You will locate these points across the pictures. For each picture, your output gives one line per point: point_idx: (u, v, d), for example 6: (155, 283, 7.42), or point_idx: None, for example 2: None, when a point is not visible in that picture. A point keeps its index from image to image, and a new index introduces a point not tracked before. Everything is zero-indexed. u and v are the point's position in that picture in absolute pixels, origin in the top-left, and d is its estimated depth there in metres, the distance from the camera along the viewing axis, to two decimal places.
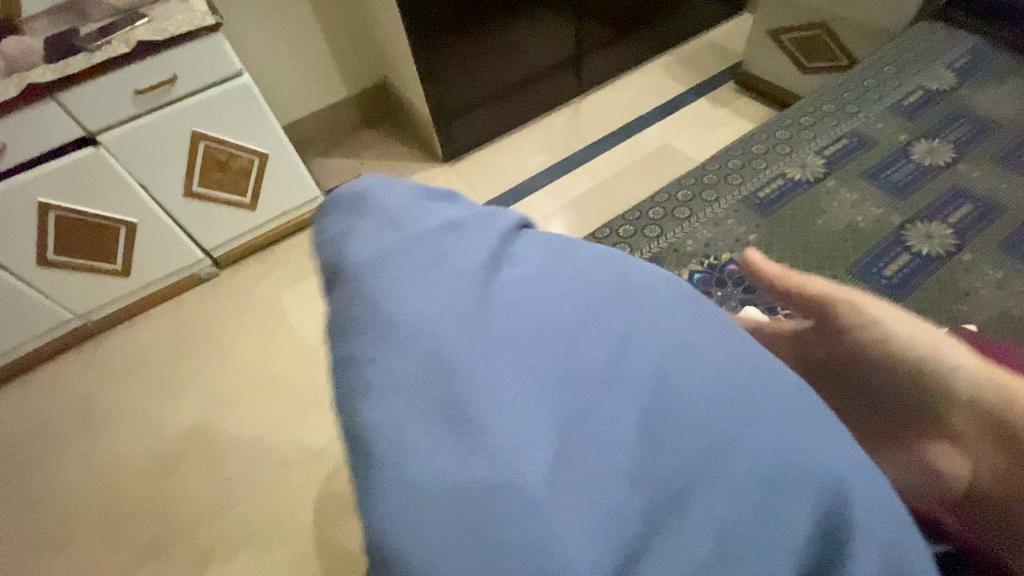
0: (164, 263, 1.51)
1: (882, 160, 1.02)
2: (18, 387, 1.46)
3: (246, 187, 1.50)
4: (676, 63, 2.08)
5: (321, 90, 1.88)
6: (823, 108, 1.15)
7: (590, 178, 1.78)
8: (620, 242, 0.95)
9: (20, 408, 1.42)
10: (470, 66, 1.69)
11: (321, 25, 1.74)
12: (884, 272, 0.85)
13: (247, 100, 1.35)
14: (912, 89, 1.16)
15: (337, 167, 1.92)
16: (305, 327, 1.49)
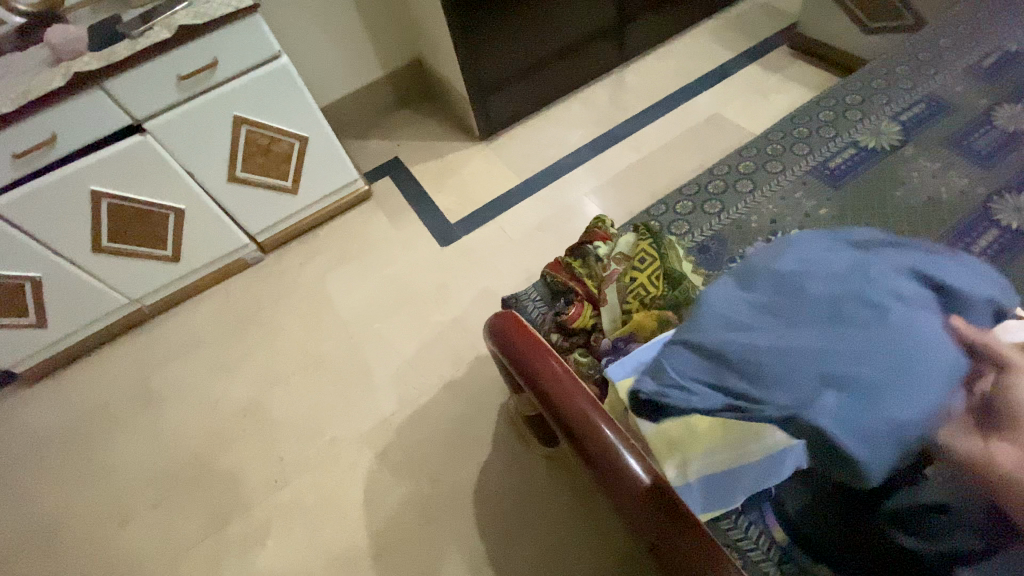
0: (212, 248, 1.54)
1: (966, 124, 0.94)
2: (82, 368, 1.53)
3: (287, 171, 1.50)
4: (723, 27, 1.96)
5: (357, 70, 1.86)
6: (897, 69, 1.06)
7: (632, 153, 1.71)
8: (678, 219, 0.89)
9: (85, 388, 1.49)
10: (507, 40, 1.63)
11: (355, 3, 1.70)
12: (972, 249, 0.78)
13: (286, 83, 1.34)
14: (999, 45, 1.05)
15: (374, 148, 1.91)
16: (349, 310, 1.49)
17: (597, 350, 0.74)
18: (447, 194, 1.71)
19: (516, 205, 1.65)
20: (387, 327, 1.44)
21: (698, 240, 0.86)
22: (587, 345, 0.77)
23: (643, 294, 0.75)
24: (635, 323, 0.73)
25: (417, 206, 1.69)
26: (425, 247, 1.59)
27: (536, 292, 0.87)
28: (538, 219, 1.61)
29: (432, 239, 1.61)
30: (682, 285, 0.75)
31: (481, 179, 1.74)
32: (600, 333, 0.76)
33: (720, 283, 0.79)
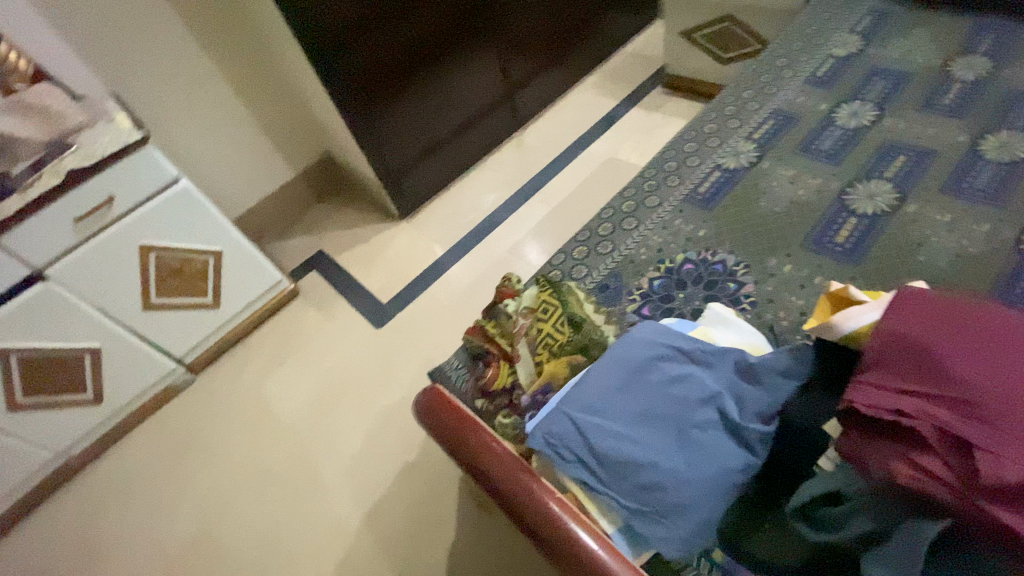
0: (137, 380, 1.47)
1: (810, 132, 1.04)
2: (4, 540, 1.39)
3: (206, 287, 1.48)
4: (605, 79, 2.15)
5: (268, 175, 1.89)
6: (744, 93, 1.18)
7: (546, 205, 1.80)
8: (577, 264, 0.94)
9: (8, 563, 1.34)
10: (405, 123, 1.72)
11: (254, 115, 1.77)
12: (836, 240, 0.85)
13: (190, 204, 1.35)
14: (825, 57, 1.19)
15: (298, 246, 1.92)
16: (290, 414, 1.45)
17: (519, 408, 0.73)
18: (375, 276, 1.73)
19: (444, 274, 1.69)
20: (331, 423, 1.40)
21: (597, 281, 0.90)
22: (510, 405, 0.75)
23: (551, 342, 0.76)
24: (549, 373, 0.73)
25: (347, 295, 1.70)
26: (360, 333, 1.58)
27: (456, 361, 0.86)
28: (466, 283, 1.64)
29: (366, 324, 1.60)
30: (585, 327, 0.76)
31: (406, 255, 1.77)
32: (519, 390, 0.74)
33: (622, 317, 0.84)
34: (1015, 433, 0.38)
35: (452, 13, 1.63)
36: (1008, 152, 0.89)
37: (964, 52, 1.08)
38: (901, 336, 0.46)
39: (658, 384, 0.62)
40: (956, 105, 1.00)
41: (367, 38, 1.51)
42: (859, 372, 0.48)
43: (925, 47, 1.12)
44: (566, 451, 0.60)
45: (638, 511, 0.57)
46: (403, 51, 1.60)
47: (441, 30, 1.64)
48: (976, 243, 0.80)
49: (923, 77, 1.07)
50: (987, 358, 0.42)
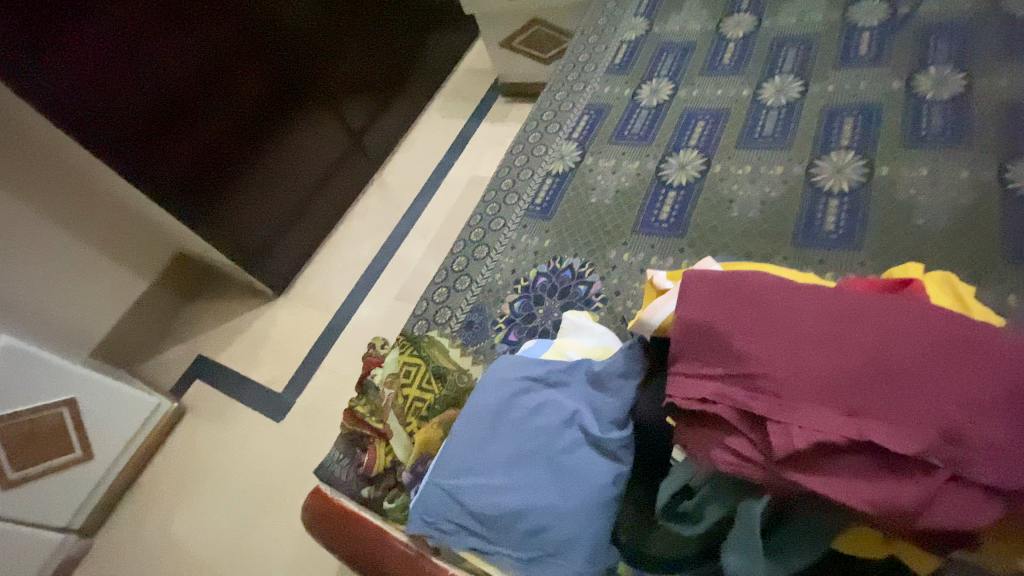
0: (19, 571, 1.29)
1: (621, 117, 1.09)
2: None
3: (71, 442, 1.33)
4: (447, 102, 2.16)
5: (116, 296, 1.72)
6: (558, 95, 1.22)
7: (422, 240, 1.78)
8: (439, 309, 0.92)
9: None
10: (250, 201, 1.63)
11: (81, 239, 1.59)
12: (662, 217, 0.90)
13: (16, 359, 1.19)
14: (619, 44, 1.26)
15: (175, 359, 1.76)
16: (214, 544, 1.35)
17: (403, 486, 0.69)
18: (265, 365, 1.63)
19: (338, 341, 1.62)
20: (258, 538, 1.32)
21: (462, 320, 0.89)
22: (397, 484, 0.71)
23: (420, 406, 0.73)
24: (422, 441, 0.69)
25: (240, 395, 1.58)
26: (265, 432, 1.49)
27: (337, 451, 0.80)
28: (361, 344, 1.59)
29: (268, 420, 1.51)
30: (450, 379, 0.74)
31: (293, 333, 1.68)
32: (400, 465, 0.71)
33: (492, 350, 0.83)
34: (795, 398, 0.41)
35: (262, 77, 1.56)
36: (782, 96, 0.98)
37: (729, 12, 1.18)
38: (694, 321, 0.48)
39: (518, 422, 0.62)
40: (734, 63, 1.09)
41: (175, 131, 1.40)
42: (672, 366, 0.49)
43: (697, 16, 1.22)
44: (448, 523, 0.59)
45: (530, 558, 0.56)
46: (220, 133, 1.50)
47: (256, 97, 1.56)
48: (776, 185, 0.87)
49: (702, 43, 1.16)
50: (763, 328, 0.45)
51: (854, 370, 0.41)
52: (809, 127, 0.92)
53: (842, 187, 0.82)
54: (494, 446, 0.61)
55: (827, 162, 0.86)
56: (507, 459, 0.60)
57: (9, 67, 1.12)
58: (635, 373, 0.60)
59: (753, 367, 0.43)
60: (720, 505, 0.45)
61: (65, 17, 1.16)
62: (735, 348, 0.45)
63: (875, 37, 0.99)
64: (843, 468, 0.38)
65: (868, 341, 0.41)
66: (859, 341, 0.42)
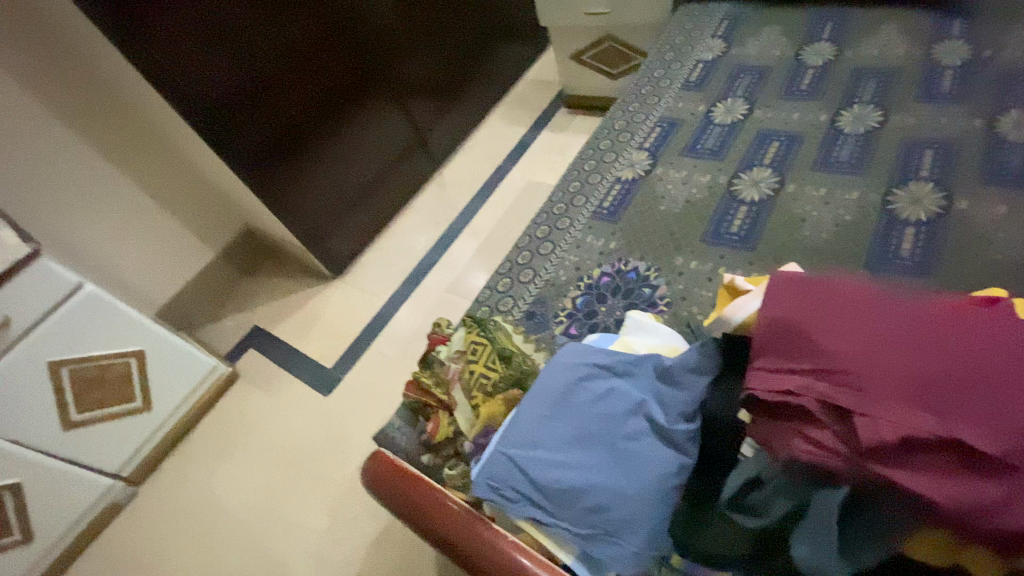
0: (72, 508, 1.37)
1: (693, 133, 1.12)
2: None
3: (132, 391, 1.41)
4: (509, 109, 2.23)
5: (185, 263, 1.82)
6: (630, 107, 1.26)
7: (475, 238, 1.83)
8: (502, 297, 0.96)
9: None
10: (318, 183, 1.71)
11: (161, 204, 1.71)
12: (731, 230, 0.91)
13: (98, 307, 1.28)
14: (694, 63, 1.29)
15: (230, 327, 1.85)
16: (252, 505, 1.40)
17: (464, 456, 0.72)
18: (315, 342, 1.70)
19: (386, 327, 1.68)
20: (294, 504, 1.37)
21: (525, 309, 0.92)
22: (457, 454, 0.75)
23: (485, 382, 0.76)
24: (487, 415, 0.73)
25: (289, 368, 1.66)
26: (310, 405, 1.55)
27: (398, 419, 0.84)
28: (408, 331, 1.64)
29: (314, 394, 1.57)
30: (515, 360, 0.77)
31: (344, 315, 1.74)
32: (462, 437, 0.74)
33: (552, 340, 0.86)
34: (885, 395, 0.42)
35: (343, 68, 1.65)
36: (861, 124, 0.99)
37: (810, 40, 1.20)
38: (782, 318, 0.50)
39: (585, 405, 0.64)
40: (812, 89, 1.10)
41: (260, 108, 1.49)
42: (756, 359, 0.51)
43: (776, 42, 1.24)
44: (511, 491, 0.61)
45: (588, 535, 0.58)
46: (300, 116, 1.60)
47: (335, 86, 1.65)
48: (851, 210, 0.88)
49: (779, 68, 1.18)
50: (852, 330, 0.47)
51: (947, 374, 0.41)
52: (888, 156, 0.92)
53: (920, 217, 0.82)
54: (560, 424, 0.63)
55: (904, 191, 0.86)
56: (572, 439, 0.62)
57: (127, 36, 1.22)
58: (707, 370, 0.61)
59: (843, 363, 0.45)
60: (791, 497, 0.46)
61: None
62: (824, 346, 0.47)
63: (962, 74, 0.99)
64: (931, 465, 0.39)
65: (962, 348, 0.42)
66: (954, 347, 0.42)
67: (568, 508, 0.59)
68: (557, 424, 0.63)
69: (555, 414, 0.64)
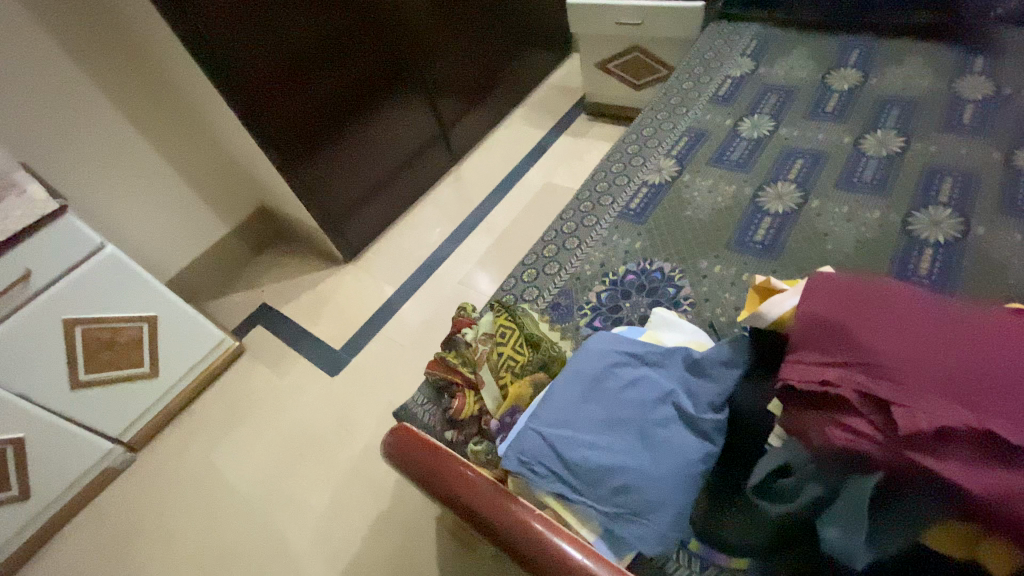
0: (70, 469, 1.37)
1: (721, 144, 1.15)
2: None
3: (141, 357, 1.41)
4: (530, 111, 2.26)
5: (199, 236, 1.83)
6: (658, 115, 1.29)
7: (490, 234, 1.85)
8: (527, 287, 0.98)
9: None
10: (340, 166, 1.73)
11: (182, 174, 1.72)
12: (755, 238, 0.94)
13: (117, 270, 1.28)
14: (723, 78, 1.32)
15: (239, 303, 1.86)
16: (253, 479, 1.41)
17: (489, 434, 0.74)
18: (325, 323, 1.71)
19: (396, 313, 1.69)
20: (295, 481, 1.38)
21: (550, 300, 0.94)
22: (479, 432, 0.77)
23: (512, 364, 0.78)
24: (514, 395, 0.74)
25: (297, 347, 1.67)
26: (317, 385, 1.56)
27: (421, 396, 0.86)
28: (419, 319, 1.65)
29: (321, 374, 1.58)
30: (543, 346, 0.79)
31: (355, 299, 1.76)
32: (487, 415, 0.76)
33: (577, 331, 0.88)
34: (920, 388, 0.45)
35: (375, 55, 1.67)
36: (884, 148, 1.03)
37: (836, 66, 1.24)
38: (821, 315, 0.53)
39: (616, 390, 0.66)
40: (837, 112, 1.14)
41: (291, 85, 1.51)
42: (792, 352, 0.53)
43: (804, 64, 1.28)
44: (541, 466, 0.62)
45: (614, 514, 0.59)
46: (329, 98, 1.61)
47: (365, 72, 1.67)
48: (872, 228, 0.91)
49: (806, 89, 1.22)
50: (888, 329, 0.50)
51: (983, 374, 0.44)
52: (909, 180, 0.96)
53: (939, 239, 0.86)
54: (591, 407, 0.65)
55: (925, 214, 0.90)
56: (602, 421, 0.64)
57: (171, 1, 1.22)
58: (737, 364, 0.65)
59: (879, 358, 0.48)
60: (822, 483, 0.47)
61: None
62: (861, 341, 0.49)
63: (984, 108, 1.03)
64: (963, 456, 0.41)
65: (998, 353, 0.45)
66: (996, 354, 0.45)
67: (595, 487, 0.61)
68: (588, 407, 0.65)
69: (585, 397, 0.66)
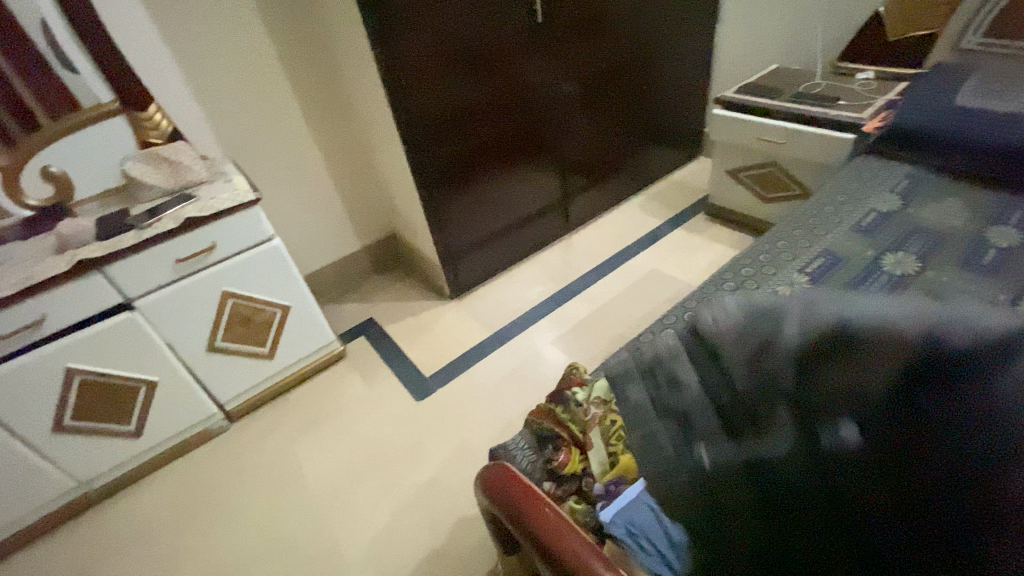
0: (178, 420, 1.53)
1: (859, 273, 1.14)
2: (19, 564, 1.41)
3: (265, 338, 1.58)
4: (651, 200, 2.35)
5: (336, 246, 2.05)
6: (794, 232, 1.31)
7: (591, 304, 1.90)
8: None
9: None
10: (472, 213, 1.89)
11: (339, 191, 1.96)
12: None
13: (274, 260, 1.48)
14: (867, 210, 1.33)
15: (349, 312, 2.03)
16: (323, 477, 1.48)
17: (590, 497, 0.78)
18: (420, 349, 1.81)
19: (487, 357, 1.76)
20: (360, 490, 1.43)
21: None
22: (579, 491, 0.81)
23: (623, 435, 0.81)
24: (622, 466, 0.78)
25: (390, 365, 1.77)
26: (400, 405, 1.63)
27: (519, 438, 0.91)
28: (507, 368, 1.70)
29: (406, 396, 1.66)
30: None
31: (452, 334, 1.85)
32: (590, 477, 0.79)
33: None
34: None
35: (528, 123, 1.85)
36: None
37: (993, 222, 1.21)
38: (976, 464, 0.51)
39: None
40: (995, 267, 1.10)
41: (452, 135, 1.70)
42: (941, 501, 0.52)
43: (959, 213, 1.25)
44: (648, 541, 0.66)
45: None
46: (480, 152, 1.79)
47: (516, 137, 1.85)
48: None
49: (958, 237, 1.19)
50: None
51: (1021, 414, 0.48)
52: None
53: None
54: None
55: None
56: None
57: (386, 52, 1.45)
58: None
59: None
60: None
61: (434, 32, 1.50)
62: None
63: None
64: None
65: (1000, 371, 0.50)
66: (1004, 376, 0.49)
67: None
68: None
69: None
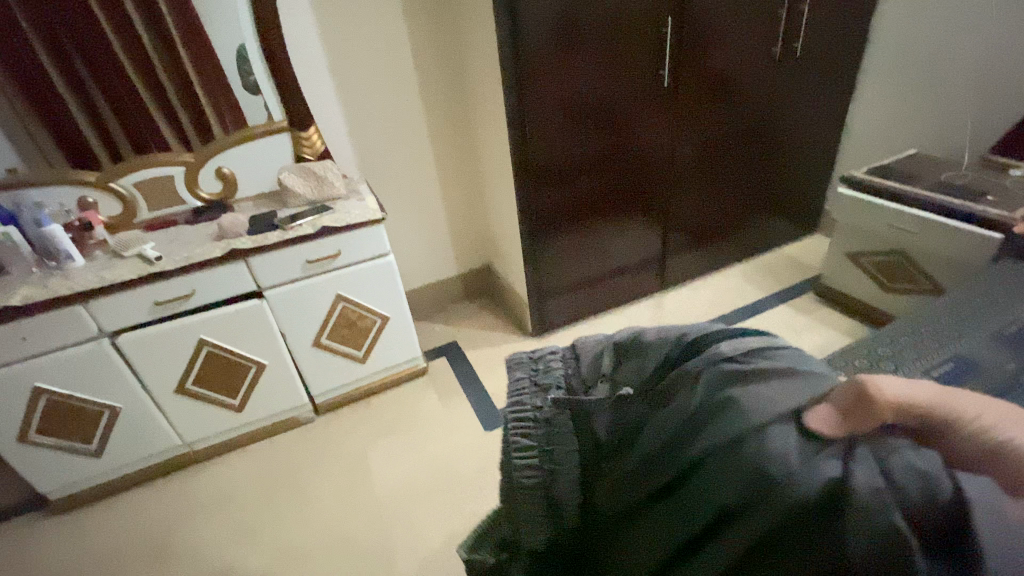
0: (275, 403, 1.68)
1: (999, 387, 1.02)
2: (125, 504, 1.60)
3: (363, 343, 1.70)
4: (754, 270, 2.27)
5: (437, 269, 2.19)
6: (919, 330, 1.21)
7: None
8: None
9: (120, 525, 1.54)
10: (568, 258, 1.92)
11: (449, 219, 2.11)
12: None
13: (385, 273, 1.61)
14: (1011, 320, 1.20)
15: (438, 332, 2.13)
16: (388, 485, 1.54)
17: None
18: (497, 380, 1.85)
19: None
20: (421, 506, 1.47)
21: None
22: None
23: None
24: None
25: (467, 389, 1.83)
26: (471, 431, 1.67)
27: None
28: None
29: (477, 423, 1.70)
30: None
31: None
32: None
33: None
34: None
35: (638, 179, 1.87)
36: None
37: None
38: None
39: None
40: None
41: (564, 182, 1.76)
42: None
43: None
44: None
45: None
46: (587, 201, 1.83)
47: (624, 190, 1.87)
48: None
49: None
50: None
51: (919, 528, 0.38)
52: None
53: None
54: None
55: None
56: None
57: (518, 100, 1.55)
58: None
59: None
60: None
61: (564, 85, 1.59)
62: None
63: None
64: None
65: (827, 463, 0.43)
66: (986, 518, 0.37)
67: None
68: None
69: None
